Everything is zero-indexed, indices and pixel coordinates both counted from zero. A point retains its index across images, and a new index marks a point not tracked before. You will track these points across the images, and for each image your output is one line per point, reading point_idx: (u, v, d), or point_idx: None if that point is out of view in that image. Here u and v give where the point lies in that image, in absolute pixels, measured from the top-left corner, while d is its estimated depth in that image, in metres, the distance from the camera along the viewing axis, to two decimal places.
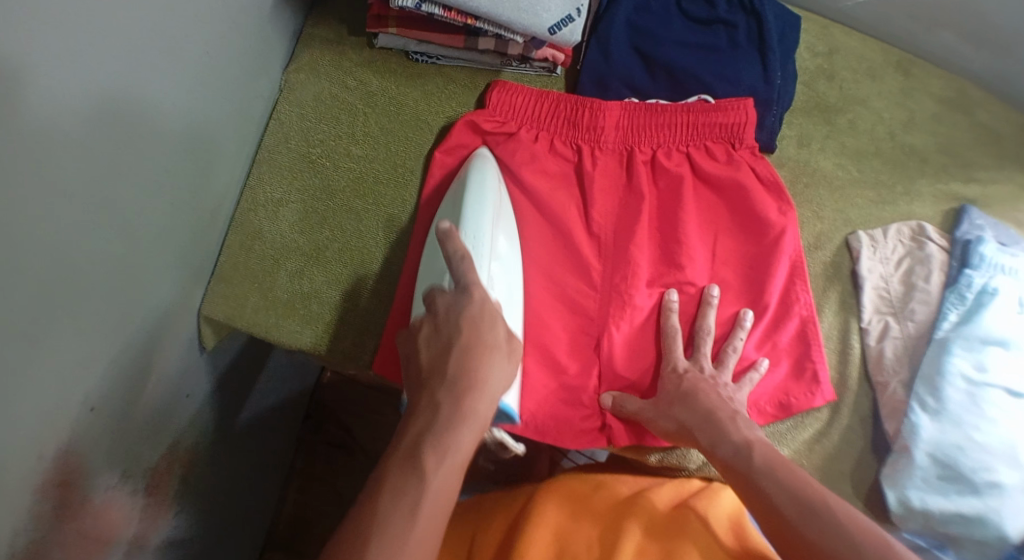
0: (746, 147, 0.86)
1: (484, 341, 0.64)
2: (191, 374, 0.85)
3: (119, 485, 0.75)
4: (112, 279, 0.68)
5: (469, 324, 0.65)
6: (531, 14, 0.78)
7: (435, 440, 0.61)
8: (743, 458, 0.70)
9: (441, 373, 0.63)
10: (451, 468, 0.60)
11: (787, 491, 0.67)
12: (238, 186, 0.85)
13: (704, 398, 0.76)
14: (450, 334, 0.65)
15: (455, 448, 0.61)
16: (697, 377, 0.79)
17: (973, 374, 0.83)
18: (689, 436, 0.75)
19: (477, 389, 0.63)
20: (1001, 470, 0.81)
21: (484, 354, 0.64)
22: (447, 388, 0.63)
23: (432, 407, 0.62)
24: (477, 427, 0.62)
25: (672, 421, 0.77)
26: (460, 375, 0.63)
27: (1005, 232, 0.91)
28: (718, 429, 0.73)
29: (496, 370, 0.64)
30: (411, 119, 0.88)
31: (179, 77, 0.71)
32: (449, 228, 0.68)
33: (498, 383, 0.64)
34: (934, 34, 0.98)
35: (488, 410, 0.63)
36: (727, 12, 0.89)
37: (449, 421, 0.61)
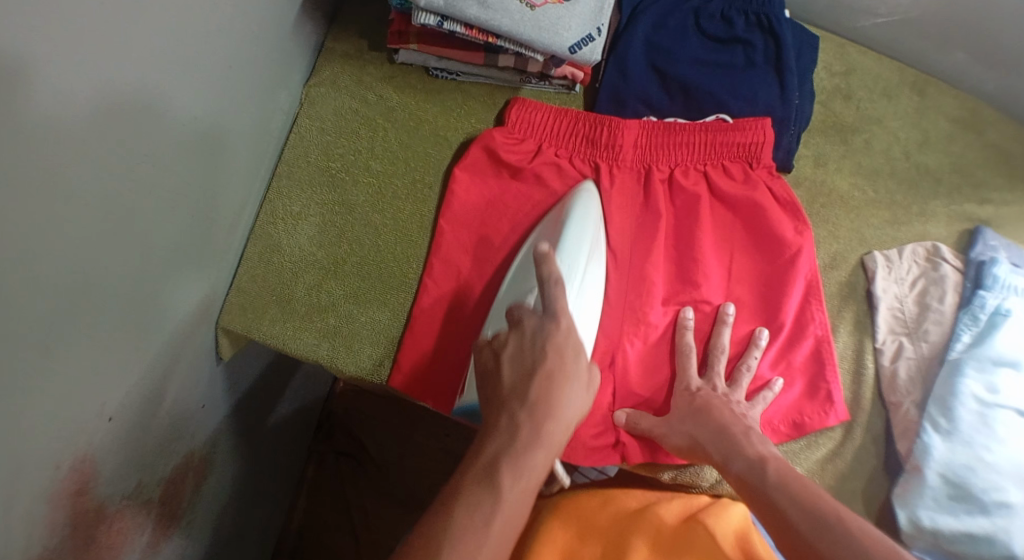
0: (763, 166, 0.87)
1: (567, 367, 0.67)
2: (207, 384, 0.85)
3: (134, 493, 0.75)
4: (133, 292, 0.69)
5: (552, 351, 0.67)
6: (552, 33, 0.78)
7: (514, 463, 0.62)
8: (757, 472, 0.70)
9: (522, 395, 0.65)
10: (527, 490, 0.62)
11: (796, 503, 0.66)
12: (258, 199, 0.85)
13: (718, 414, 0.77)
14: (535, 358, 0.67)
15: (531, 468, 0.63)
16: (709, 394, 0.79)
17: (984, 395, 0.83)
18: (702, 451, 0.76)
19: (560, 413, 0.65)
20: (1011, 491, 0.81)
21: (568, 381, 0.66)
22: (526, 412, 0.65)
23: (513, 429, 0.64)
24: (551, 452, 0.64)
25: (686, 438, 0.77)
26: (543, 399, 0.65)
27: (1018, 253, 0.91)
28: (731, 444, 0.74)
29: (575, 399, 0.67)
30: (430, 134, 0.88)
31: (201, 89, 0.71)
32: (547, 251, 0.69)
33: (577, 407, 0.67)
34: (949, 54, 0.98)
35: (563, 435, 0.65)
36: (745, 31, 0.89)
37: (529, 444, 0.63)
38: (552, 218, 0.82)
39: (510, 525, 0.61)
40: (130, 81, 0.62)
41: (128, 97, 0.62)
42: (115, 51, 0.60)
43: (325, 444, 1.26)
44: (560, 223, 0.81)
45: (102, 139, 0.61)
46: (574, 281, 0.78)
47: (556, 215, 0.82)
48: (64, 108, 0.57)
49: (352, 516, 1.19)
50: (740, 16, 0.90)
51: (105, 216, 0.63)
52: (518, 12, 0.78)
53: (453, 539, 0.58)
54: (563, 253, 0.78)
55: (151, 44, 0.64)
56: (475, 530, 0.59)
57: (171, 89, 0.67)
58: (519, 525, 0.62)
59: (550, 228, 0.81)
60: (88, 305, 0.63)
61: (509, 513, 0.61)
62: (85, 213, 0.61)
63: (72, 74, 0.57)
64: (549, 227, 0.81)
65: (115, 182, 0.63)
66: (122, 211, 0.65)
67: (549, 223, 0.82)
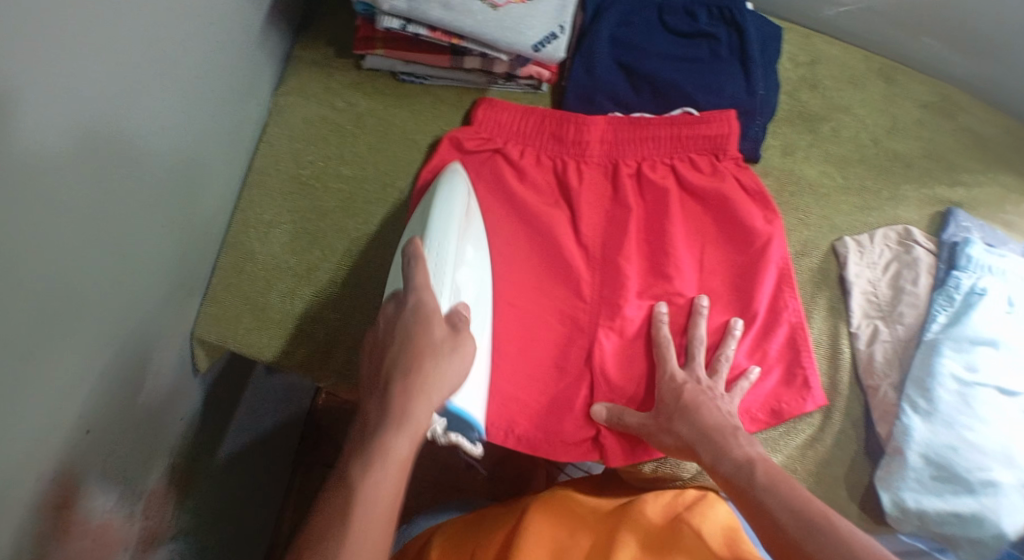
0: (730, 158, 0.87)
1: (417, 341, 0.67)
2: (183, 395, 0.86)
3: (118, 506, 0.76)
4: (107, 305, 0.69)
5: (409, 329, 0.68)
6: (515, 32, 0.78)
7: (377, 441, 0.65)
8: (744, 474, 0.71)
9: (382, 377, 0.67)
10: (392, 464, 0.64)
11: (788, 504, 0.67)
12: (229, 210, 0.86)
13: (707, 413, 0.76)
14: (389, 339, 0.69)
15: (394, 438, 0.64)
16: (698, 390, 0.78)
17: (964, 374, 0.84)
18: (693, 449, 0.75)
19: (417, 383, 0.66)
20: (995, 470, 0.82)
21: (419, 353, 0.67)
22: (386, 389, 0.67)
23: (373, 414, 0.66)
24: (416, 422, 0.65)
25: (676, 438, 0.76)
26: (399, 375, 0.66)
27: (992, 233, 0.93)
28: (719, 444, 0.74)
29: (433, 371, 0.66)
30: (399, 138, 0.88)
31: (167, 97, 0.71)
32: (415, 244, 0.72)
33: (449, 378, 0.67)
34: (915, 39, 0.99)
35: (428, 404, 0.66)
36: (708, 24, 0.90)
37: (387, 420, 0.65)
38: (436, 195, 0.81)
39: (381, 497, 0.63)
40: (91, 94, 0.62)
41: (89, 111, 0.62)
42: (72, 64, 0.59)
43: (309, 456, 1.26)
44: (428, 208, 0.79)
45: (67, 151, 0.60)
46: (446, 261, 0.74)
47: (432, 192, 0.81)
48: (28, 118, 0.56)
49: None
50: (703, 10, 0.91)
51: (73, 229, 0.63)
52: (481, 12, 0.77)
53: (323, 527, 0.63)
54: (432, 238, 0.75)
55: (113, 57, 0.63)
56: (340, 513, 0.63)
57: (132, 99, 0.67)
58: (395, 497, 0.64)
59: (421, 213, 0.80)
60: (62, 317, 0.63)
61: (376, 490, 0.63)
62: (56, 228, 0.61)
63: (35, 88, 0.56)
64: (421, 215, 0.80)
65: (83, 193, 0.63)
66: (93, 223, 0.65)
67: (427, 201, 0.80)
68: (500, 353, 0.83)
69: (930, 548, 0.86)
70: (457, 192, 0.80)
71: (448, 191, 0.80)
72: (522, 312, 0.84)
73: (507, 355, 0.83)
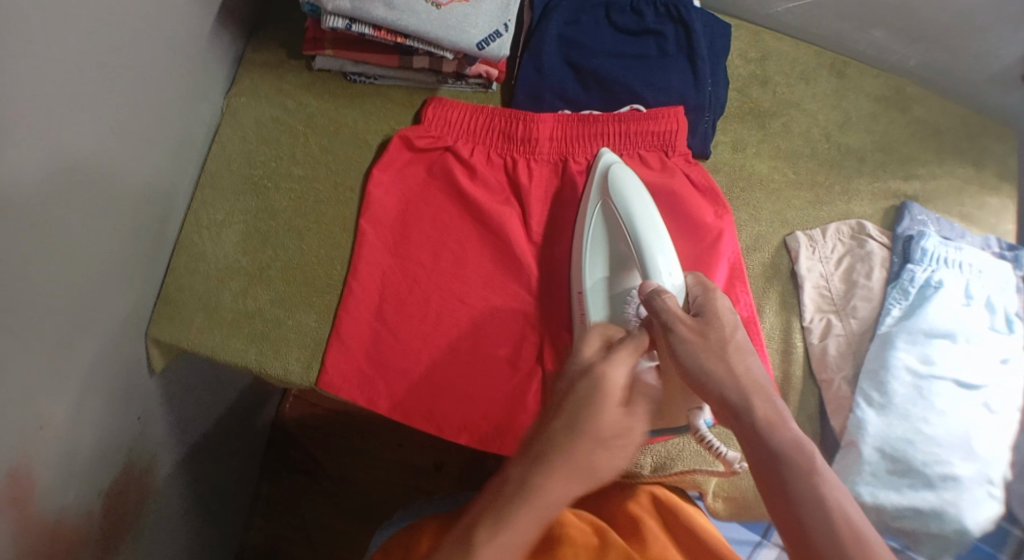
0: (679, 154, 0.88)
1: (597, 406, 0.67)
2: (141, 396, 0.86)
3: (74, 504, 0.77)
4: (59, 303, 0.69)
5: (591, 392, 0.67)
6: (460, 30, 0.79)
7: (493, 519, 0.63)
8: (803, 461, 0.66)
9: (535, 452, 0.66)
10: (508, 548, 0.62)
11: (842, 504, 0.64)
12: (181, 211, 0.86)
13: (750, 364, 0.71)
14: (575, 396, 0.68)
15: (519, 522, 0.63)
16: (716, 328, 0.72)
17: (919, 366, 0.84)
18: (744, 399, 0.69)
19: (574, 467, 0.65)
20: (956, 464, 0.82)
21: (592, 434, 0.66)
22: (520, 467, 0.66)
23: (506, 491, 0.65)
24: (543, 515, 0.64)
25: (716, 383, 0.69)
26: (549, 454, 0.65)
27: (946, 225, 0.93)
28: (774, 410, 0.69)
29: (601, 459, 0.66)
30: (350, 138, 0.89)
31: (121, 97, 0.72)
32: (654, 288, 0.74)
33: (602, 469, 0.66)
34: (865, 33, 0.99)
35: (564, 499, 0.65)
36: (655, 23, 0.91)
37: (521, 505, 0.64)
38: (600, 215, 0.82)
39: None
40: (43, 102, 0.63)
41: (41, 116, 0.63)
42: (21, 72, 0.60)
43: (277, 462, 1.26)
44: (626, 222, 0.80)
45: (14, 155, 0.61)
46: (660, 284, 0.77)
47: (613, 206, 0.81)
48: None
49: (314, 540, 1.20)
50: (649, 7, 0.91)
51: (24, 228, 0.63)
52: (425, 12, 0.78)
53: None
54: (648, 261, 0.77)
55: (62, 58, 0.64)
56: None
57: (84, 104, 0.67)
58: None
59: (615, 231, 0.81)
60: (14, 318, 0.64)
61: None
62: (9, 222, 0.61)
63: None
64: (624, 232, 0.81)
65: (37, 194, 0.64)
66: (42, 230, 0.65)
67: (605, 217, 0.82)
68: (455, 346, 0.82)
69: (901, 546, 0.84)
70: (647, 203, 0.81)
71: (632, 199, 0.81)
72: (474, 307, 0.83)
73: (461, 351, 0.82)
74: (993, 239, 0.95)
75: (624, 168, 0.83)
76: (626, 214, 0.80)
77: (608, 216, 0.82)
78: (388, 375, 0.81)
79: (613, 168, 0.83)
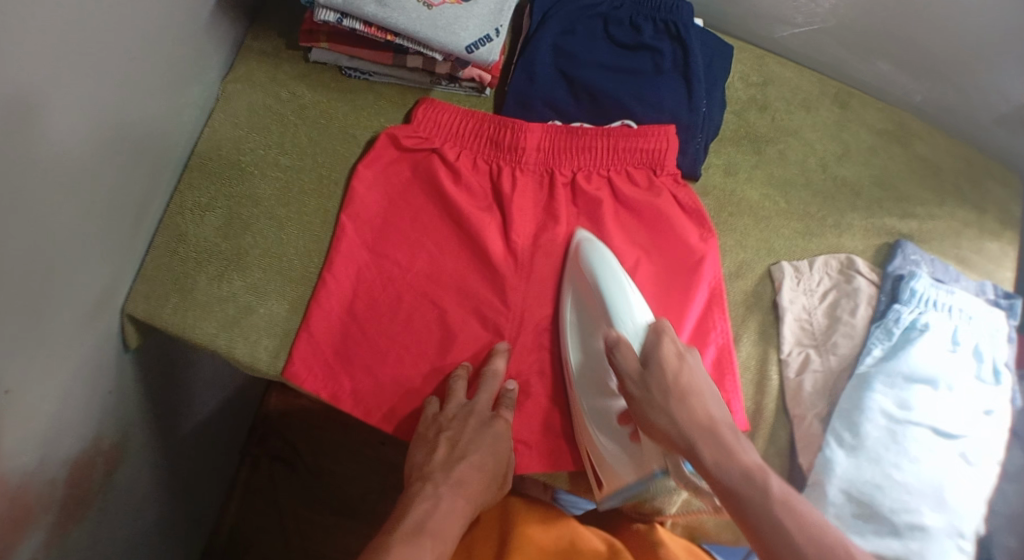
0: (667, 173, 0.87)
1: (480, 432, 0.79)
2: (112, 370, 0.83)
3: (36, 471, 0.73)
4: (38, 264, 0.68)
5: (474, 420, 0.79)
6: (448, 32, 0.80)
7: (433, 526, 0.74)
8: (755, 485, 0.68)
9: (444, 468, 0.78)
10: (447, 541, 0.73)
11: (802, 528, 0.66)
12: (167, 190, 0.86)
13: (698, 406, 0.74)
14: (443, 439, 0.79)
15: (448, 518, 0.75)
16: (658, 377, 0.75)
17: (894, 411, 0.82)
18: (688, 444, 0.72)
19: (466, 473, 0.78)
20: (925, 513, 0.79)
21: (472, 452, 0.78)
22: (447, 483, 0.77)
23: (433, 495, 0.77)
24: (466, 511, 0.77)
25: (663, 432, 0.73)
26: (457, 468, 0.78)
27: (941, 267, 0.91)
28: (722, 446, 0.72)
29: (478, 463, 0.78)
30: (339, 131, 0.90)
31: (113, 61, 0.72)
32: (617, 337, 0.77)
33: (486, 476, 0.79)
34: (869, 63, 0.98)
35: (473, 497, 0.78)
36: (652, 38, 0.91)
37: (447, 506, 0.76)
38: (574, 288, 0.84)
39: None
40: (40, 64, 0.64)
41: (38, 77, 0.64)
42: (21, 31, 0.61)
43: (258, 448, 1.24)
44: (593, 289, 0.82)
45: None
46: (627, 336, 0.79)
47: (582, 276, 0.83)
48: None
49: (286, 526, 1.20)
50: (648, 23, 0.91)
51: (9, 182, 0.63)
52: (415, 10, 0.80)
53: None
54: (614, 316, 0.80)
55: (58, 16, 0.64)
56: None
57: (79, 69, 0.68)
58: None
59: (586, 300, 0.82)
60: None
61: None
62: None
63: None
64: (581, 295, 0.83)
65: (23, 149, 0.64)
66: (28, 189, 0.65)
67: (579, 291, 0.83)
68: (421, 350, 0.83)
69: None
70: (619, 268, 0.83)
71: (600, 267, 0.82)
72: (445, 311, 0.84)
73: (427, 355, 0.83)
74: (989, 286, 0.92)
75: (596, 243, 0.84)
76: (593, 281, 0.82)
77: (578, 285, 0.83)
78: (353, 372, 0.82)
79: (585, 244, 0.84)
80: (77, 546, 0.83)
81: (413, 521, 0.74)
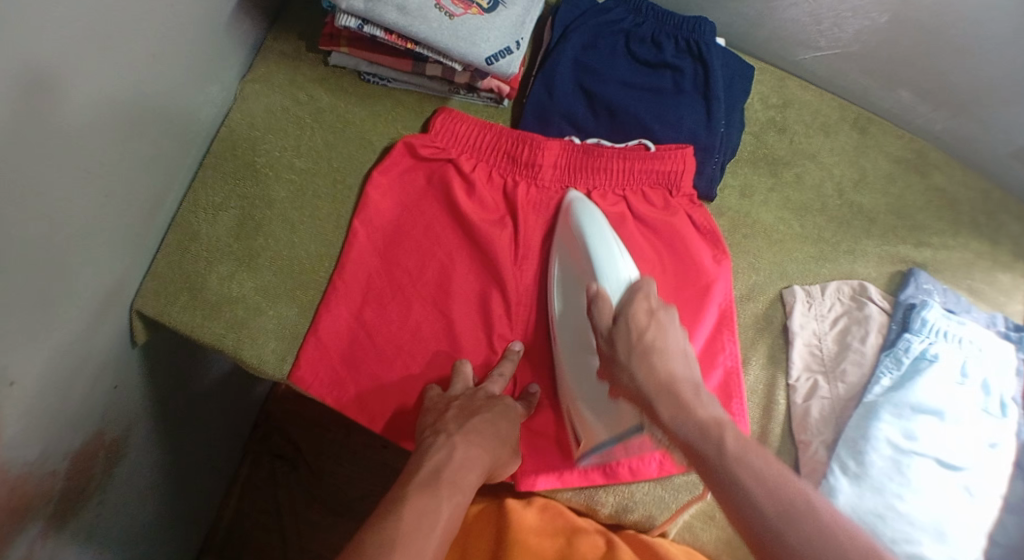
0: (683, 195, 0.87)
1: (492, 403, 0.78)
2: (119, 365, 0.83)
3: (38, 462, 0.73)
4: (47, 262, 0.68)
5: (484, 395, 0.79)
6: (469, 43, 0.80)
7: (452, 478, 0.71)
8: (712, 441, 0.65)
9: (457, 421, 0.75)
10: (464, 497, 0.71)
11: (761, 479, 0.61)
12: (181, 188, 0.85)
13: (663, 364, 0.71)
14: (452, 403, 0.77)
15: (466, 473, 0.72)
16: (624, 332, 0.73)
17: (900, 441, 0.82)
18: (647, 401, 0.70)
19: (481, 432, 0.75)
20: (924, 543, 0.79)
21: (488, 415, 0.76)
22: (462, 434, 0.74)
23: (446, 446, 0.74)
24: (482, 469, 0.74)
25: (628, 387, 0.72)
26: (472, 422, 0.75)
27: (952, 297, 0.90)
28: (680, 401, 0.69)
29: (493, 426, 0.76)
30: (355, 137, 0.90)
31: (132, 58, 0.71)
32: (597, 289, 0.76)
33: (503, 440, 0.77)
34: (891, 90, 0.98)
35: (489, 456, 0.75)
36: (673, 56, 0.91)
37: (464, 461, 0.73)
38: (563, 243, 0.84)
39: (447, 534, 0.68)
40: (58, 64, 0.64)
41: (55, 77, 0.64)
42: (39, 31, 0.61)
43: (260, 445, 1.24)
44: (580, 245, 0.82)
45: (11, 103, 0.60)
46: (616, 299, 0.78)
47: (568, 233, 0.83)
48: None
49: (285, 524, 1.20)
50: (670, 41, 0.91)
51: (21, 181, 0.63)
52: (437, 20, 0.79)
53: (378, 534, 0.65)
54: (597, 272, 0.79)
55: (77, 15, 0.64)
56: (421, 528, 0.66)
57: (98, 67, 0.68)
58: (452, 534, 0.70)
59: (572, 260, 0.83)
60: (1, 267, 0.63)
61: (446, 525, 0.68)
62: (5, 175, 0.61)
63: None
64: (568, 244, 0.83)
65: (37, 147, 0.64)
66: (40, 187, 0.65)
67: (568, 248, 0.83)
68: (428, 359, 0.83)
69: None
70: (605, 226, 0.83)
71: (587, 225, 0.82)
72: (455, 322, 0.84)
73: (434, 364, 0.83)
74: (999, 319, 0.91)
75: (587, 202, 0.85)
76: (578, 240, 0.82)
77: (565, 241, 0.84)
78: (360, 378, 0.82)
79: (576, 203, 0.84)
80: (75, 537, 0.83)
81: (429, 471, 0.72)
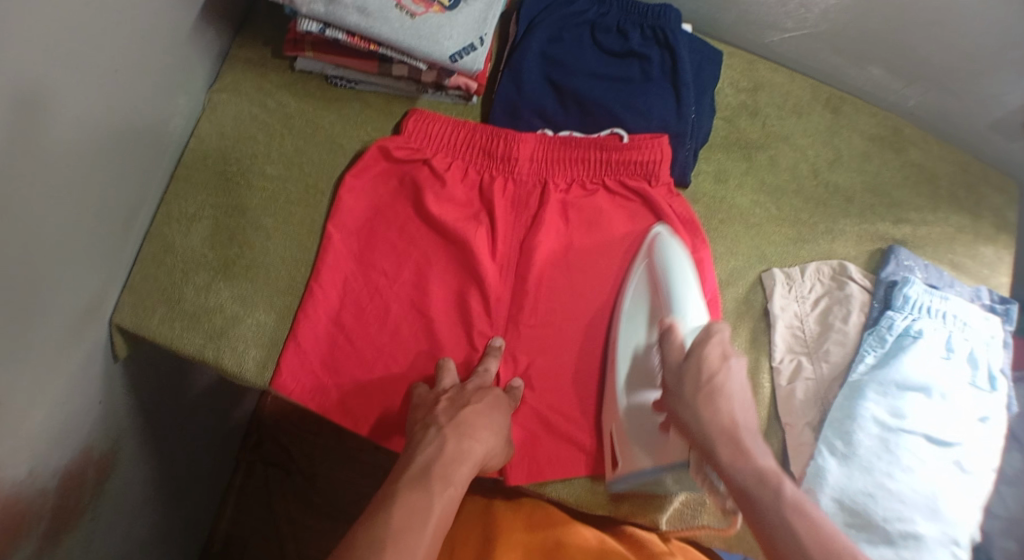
0: (662, 183, 0.87)
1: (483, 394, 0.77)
2: (101, 382, 0.83)
3: (27, 482, 0.73)
4: (28, 280, 0.69)
5: (474, 388, 0.78)
6: (432, 41, 0.80)
7: (442, 472, 0.70)
8: (770, 489, 0.69)
9: (449, 413, 0.74)
10: (456, 490, 0.70)
11: (814, 534, 0.65)
12: (155, 201, 0.86)
13: (726, 409, 0.73)
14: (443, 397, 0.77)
15: (458, 466, 0.71)
16: (694, 370, 0.75)
17: (888, 419, 0.81)
18: (707, 444, 0.72)
19: (471, 422, 0.74)
20: (918, 521, 0.78)
21: (480, 405, 0.75)
22: (453, 426, 0.73)
23: (438, 439, 0.72)
24: (476, 460, 0.72)
25: (685, 424, 0.74)
26: (464, 413, 0.74)
27: (935, 273, 0.90)
28: (740, 450, 0.71)
29: (486, 417, 0.75)
30: (325, 141, 0.90)
31: (105, 76, 0.72)
32: (671, 324, 0.78)
33: (497, 430, 0.76)
34: (862, 68, 0.97)
35: (482, 447, 0.73)
36: (640, 45, 0.91)
37: (455, 453, 0.72)
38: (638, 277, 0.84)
39: (438, 528, 0.68)
40: (31, 82, 0.64)
41: (28, 95, 0.64)
42: (9, 49, 0.61)
43: (252, 454, 1.24)
44: (658, 282, 0.82)
45: None
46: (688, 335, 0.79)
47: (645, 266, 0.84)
48: None
49: (282, 533, 1.19)
50: (635, 29, 0.91)
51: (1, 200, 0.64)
52: (398, 20, 0.79)
53: (368, 533, 0.65)
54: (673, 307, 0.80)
55: (48, 33, 0.65)
56: (411, 525, 0.66)
57: (70, 84, 0.68)
58: (445, 527, 0.69)
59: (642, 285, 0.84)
60: None
61: (437, 519, 0.68)
62: None
63: None
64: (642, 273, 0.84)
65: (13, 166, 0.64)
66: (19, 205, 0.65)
67: (640, 281, 0.84)
68: (408, 358, 0.83)
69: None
70: (688, 267, 0.82)
71: (669, 260, 0.83)
72: (434, 320, 0.84)
73: (415, 364, 0.83)
74: (984, 291, 0.91)
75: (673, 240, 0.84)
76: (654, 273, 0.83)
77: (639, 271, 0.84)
78: (340, 382, 0.82)
79: (660, 240, 0.84)
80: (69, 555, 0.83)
81: (419, 466, 0.71)
